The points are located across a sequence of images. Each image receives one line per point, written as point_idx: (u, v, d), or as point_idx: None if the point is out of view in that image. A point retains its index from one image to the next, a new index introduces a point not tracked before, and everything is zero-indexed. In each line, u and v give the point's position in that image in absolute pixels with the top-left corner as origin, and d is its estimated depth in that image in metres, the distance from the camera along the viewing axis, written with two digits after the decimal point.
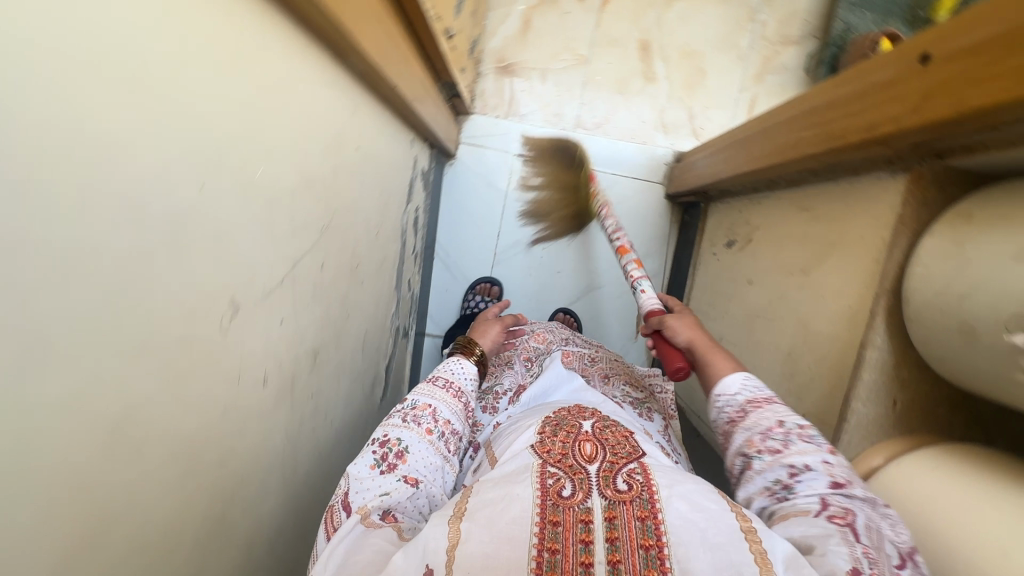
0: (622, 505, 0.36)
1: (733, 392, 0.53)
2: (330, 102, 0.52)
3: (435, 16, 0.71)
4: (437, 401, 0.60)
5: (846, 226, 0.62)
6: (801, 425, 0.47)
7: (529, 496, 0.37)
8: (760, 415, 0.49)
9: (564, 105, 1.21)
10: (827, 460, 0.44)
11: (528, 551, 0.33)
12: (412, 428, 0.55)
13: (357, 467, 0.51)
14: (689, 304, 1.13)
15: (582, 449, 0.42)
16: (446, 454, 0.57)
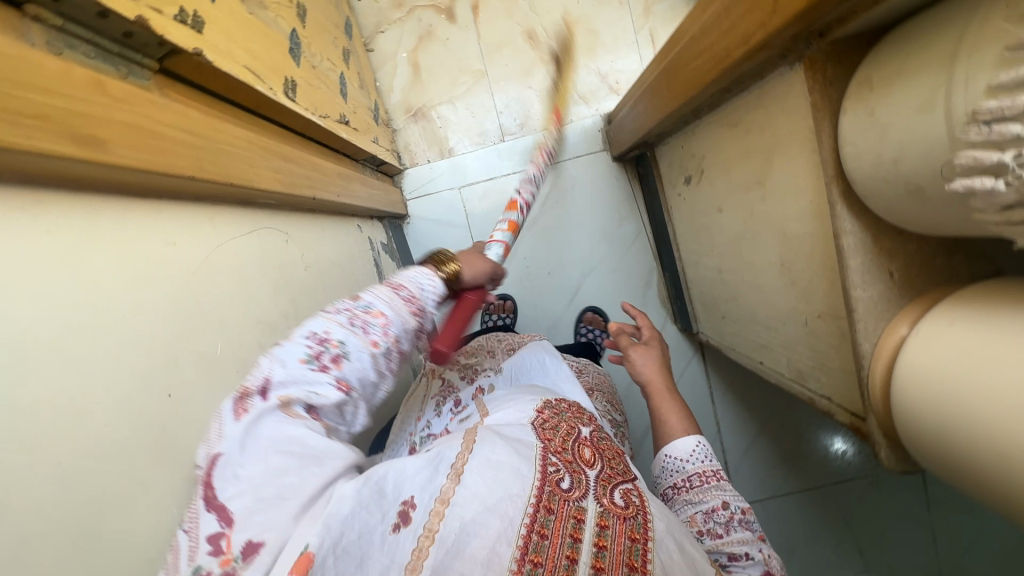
0: (616, 519, 0.41)
1: (684, 456, 0.60)
2: (259, 245, 0.54)
3: (322, 115, 0.73)
4: (393, 313, 0.52)
5: (775, 128, 0.62)
6: (743, 509, 0.55)
7: (531, 476, 0.41)
8: (705, 491, 0.57)
9: (483, 122, 1.22)
10: (762, 548, 0.52)
11: (518, 528, 0.37)
12: (358, 334, 0.48)
13: (290, 348, 0.46)
14: (679, 248, 1.11)
15: (582, 453, 0.47)
16: (386, 370, 0.51)
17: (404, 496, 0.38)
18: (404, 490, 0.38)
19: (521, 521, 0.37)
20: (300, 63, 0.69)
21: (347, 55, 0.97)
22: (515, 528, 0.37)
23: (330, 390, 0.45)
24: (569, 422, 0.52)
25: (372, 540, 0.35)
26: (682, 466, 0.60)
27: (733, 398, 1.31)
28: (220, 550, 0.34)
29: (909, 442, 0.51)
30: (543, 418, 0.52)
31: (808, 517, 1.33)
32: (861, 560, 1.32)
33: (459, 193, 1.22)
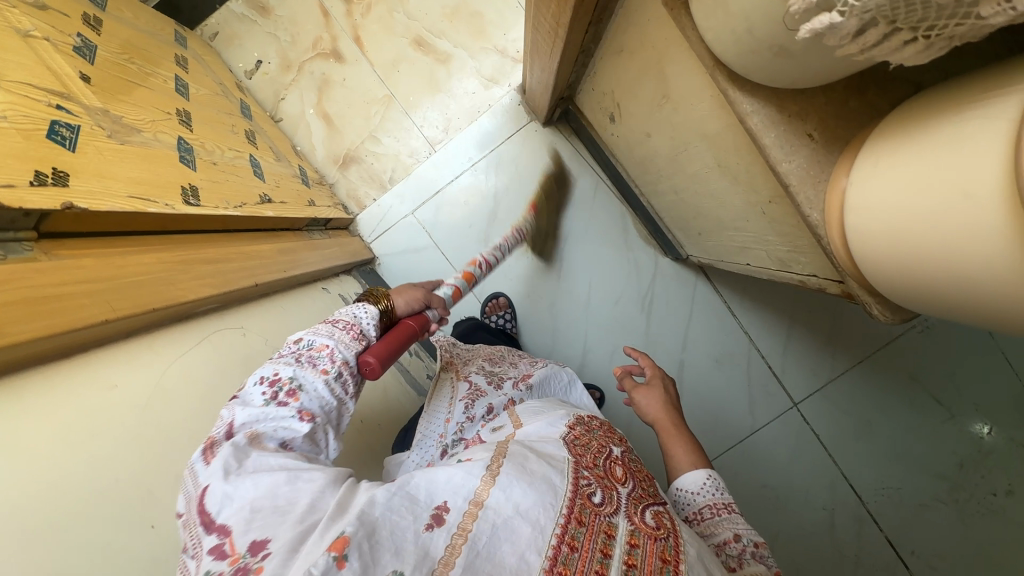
0: (646, 539, 0.47)
1: (693, 490, 0.63)
2: (215, 349, 0.56)
3: (239, 204, 0.74)
4: (334, 340, 0.55)
5: (653, 39, 0.60)
6: (756, 543, 0.58)
7: (565, 489, 0.47)
8: (718, 523, 0.60)
9: (409, 141, 1.22)
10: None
11: (550, 536, 0.43)
12: (307, 368, 0.52)
13: (246, 399, 0.48)
14: (637, 184, 1.09)
15: (614, 473, 0.55)
16: (342, 395, 0.53)
17: (437, 500, 0.43)
18: (438, 495, 0.44)
19: (554, 530, 0.43)
20: (196, 165, 0.71)
21: (252, 136, 0.98)
22: (548, 534, 0.43)
23: (293, 422, 0.48)
24: (602, 442, 0.61)
25: (407, 535, 0.40)
26: (692, 498, 0.63)
27: (753, 303, 1.27)
28: (225, 555, 0.37)
29: (889, 289, 0.49)
30: (575, 433, 0.60)
31: (872, 387, 1.29)
32: (940, 408, 1.28)
33: (415, 216, 1.22)
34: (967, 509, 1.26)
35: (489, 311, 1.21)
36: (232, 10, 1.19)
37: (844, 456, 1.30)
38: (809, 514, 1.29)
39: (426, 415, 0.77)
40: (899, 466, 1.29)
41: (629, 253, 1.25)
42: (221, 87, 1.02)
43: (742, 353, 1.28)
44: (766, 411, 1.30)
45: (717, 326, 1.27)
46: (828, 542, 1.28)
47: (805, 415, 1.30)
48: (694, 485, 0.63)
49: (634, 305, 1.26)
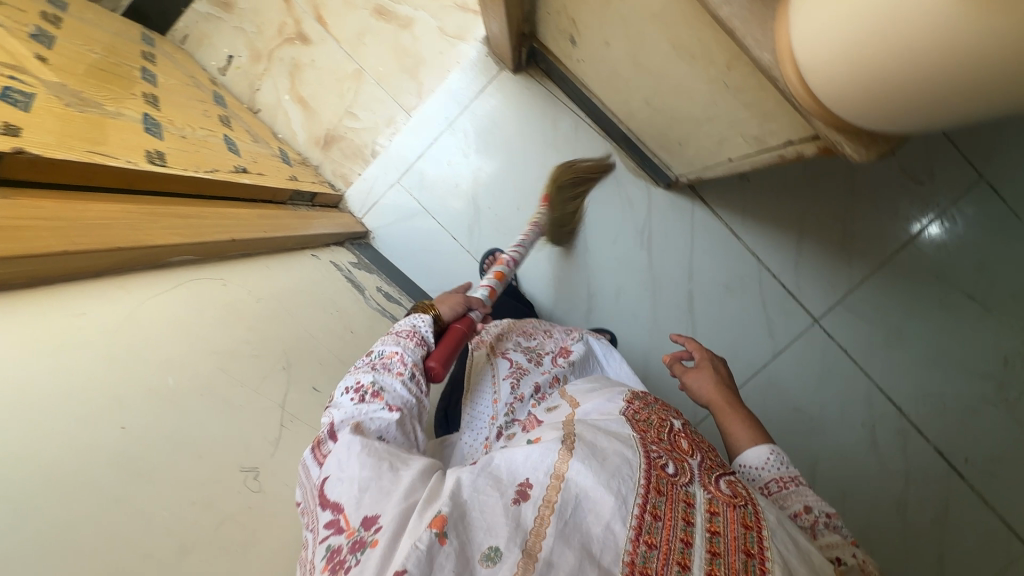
0: (725, 506, 0.48)
1: (759, 464, 0.61)
2: (197, 293, 0.58)
3: (211, 169, 0.76)
4: (401, 346, 0.63)
5: None
6: (828, 514, 0.56)
7: (641, 461, 0.48)
8: (789, 496, 0.58)
9: (386, 111, 1.23)
10: (856, 555, 0.52)
11: (634, 505, 0.44)
12: (385, 373, 0.59)
13: (338, 406, 0.57)
14: (613, 113, 1.07)
15: (681, 445, 0.56)
16: (419, 393, 0.61)
17: (519, 478, 0.46)
18: (519, 473, 0.47)
19: (634, 500, 0.45)
20: (164, 136, 0.73)
21: (227, 121, 1.00)
22: (631, 503, 0.44)
23: (383, 413, 0.55)
24: (662, 416, 0.62)
25: (495, 511, 0.43)
26: (760, 472, 0.61)
27: (758, 224, 1.22)
28: (344, 529, 0.44)
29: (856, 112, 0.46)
30: (634, 410, 0.61)
31: (898, 292, 1.23)
32: (976, 303, 1.22)
33: (401, 184, 1.24)
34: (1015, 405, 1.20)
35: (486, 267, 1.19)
36: (198, 10, 1.22)
37: (877, 369, 1.25)
38: (847, 433, 1.25)
39: (471, 400, 0.75)
40: (938, 371, 1.23)
41: (621, 190, 1.22)
42: (193, 80, 1.04)
43: (753, 276, 1.24)
44: (787, 334, 1.25)
45: (723, 252, 1.23)
46: (872, 460, 1.24)
47: (830, 332, 1.25)
48: (761, 457, 0.61)
49: (635, 244, 1.24)
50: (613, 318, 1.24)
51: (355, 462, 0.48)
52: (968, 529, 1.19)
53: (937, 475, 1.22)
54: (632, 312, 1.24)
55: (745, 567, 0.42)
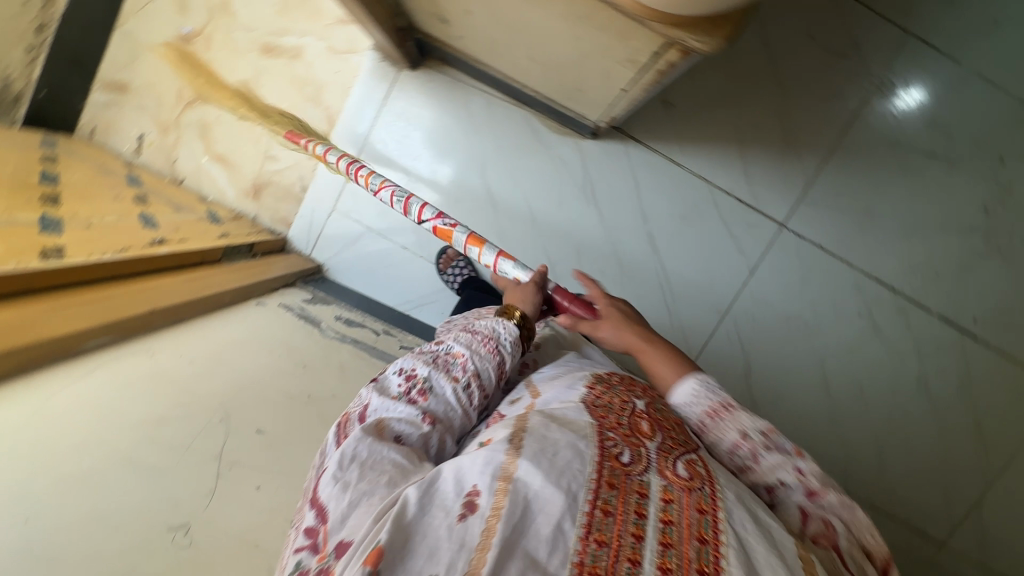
0: (681, 491, 0.46)
1: (691, 405, 0.62)
2: (118, 371, 0.59)
3: (122, 248, 0.77)
4: (470, 349, 0.59)
5: None
6: (764, 433, 0.57)
7: (592, 455, 0.46)
8: (725, 428, 0.59)
9: (303, 144, 1.23)
10: (797, 468, 0.55)
11: (583, 504, 0.42)
12: (444, 375, 0.57)
13: (384, 387, 0.56)
14: (514, 79, 1.05)
15: (640, 427, 0.53)
16: (469, 404, 0.57)
17: (467, 487, 0.42)
18: (467, 482, 0.43)
19: (584, 497, 0.43)
20: (65, 231, 0.73)
21: (144, 199, 1.01)
22: (580, 502, 0.42)
23: (413, 419, 0.53)
24: (624, 396, 0.58)
25: (442, 530, 0.39)
26: (692, 413, 0.61)
27: (697, 146, 1.19)
28: (319, 549, 0.42)
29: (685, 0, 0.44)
30: (596, 391, 0.57)
31: (858, 172, 1.19)
32: (937, 161, 1.19)
33: (338, 210, 1.24)
34: (996, 250, 1.20)
35: (443, 265, 1.22)
36: (95, 100, 1.22)
37: (856, 255, 1.22)
38: (842, 325, 1.25)
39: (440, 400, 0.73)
40: (917, 239, 1.21)
41: (552, 152, 1.20)
42: (102, 171, 1.05)
43: (707, 199, 1.21)
44: (757, 247, 1.23)
45: (670, 184, 1.21)
46: (876, 342, 1.25)
47: (800, 232, 1.22)
48: (691, 397, 0.62)
49: (580, 202, 1.22)
50: (581, 279, 1.24)
51: (354, 467, 0.46)
52: (976, 376, 1.25)
53: (938, 338, 1.24)
54: (597, 268, 1.23)
55: (699, 554, 0.42)
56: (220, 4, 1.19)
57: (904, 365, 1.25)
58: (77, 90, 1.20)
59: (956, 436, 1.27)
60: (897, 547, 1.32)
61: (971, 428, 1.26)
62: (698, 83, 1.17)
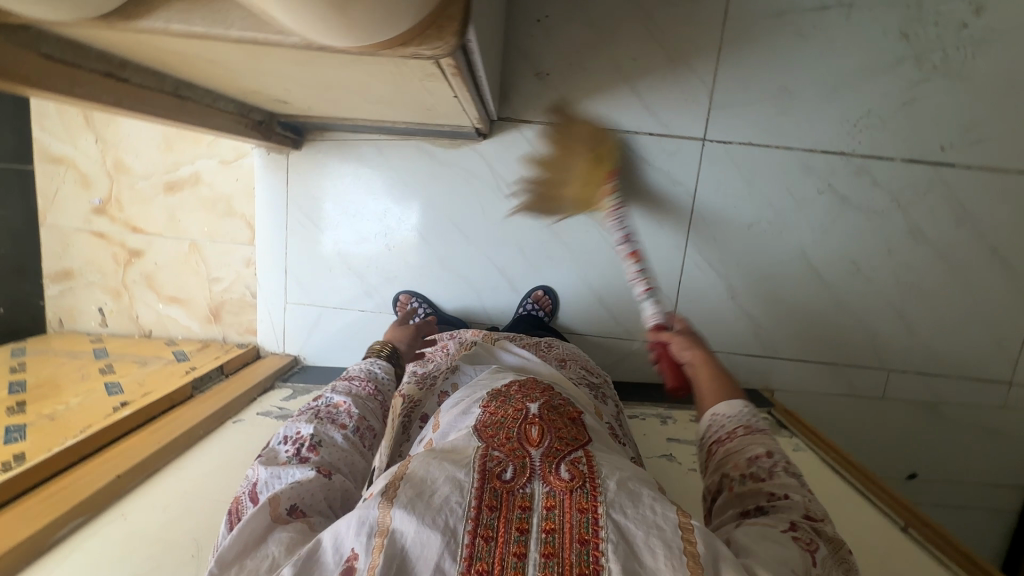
0: (563, 495, 0.47)
1: (734, 416, 0.68)
2: (89, 549, 0.64)
3: (83, 428, 0.83)
4: (346, 399, 0.73)
5: (125, 44, 0.58)
6: (789, 463, 0.60)
7: (471, 481, 0.48)
8: (750, 443, 0.62)
9: (236, 257, 1.28)
10: (806, 497, 0.55)
11: (462, 535, 0.43)
12: (328, 427, 0.68)
13: (275, 458, 0.63)
14: (381, 120, 1.06)
15: (528, 435, 0.54)
16: (357, 444, 0.68)
17: (346, 553, 0.44)
18: (346, 547, 0.44)
19: (464, 529, 0.44)
20: (28, 435, 0.80)
21: (109, 367, 1.09)
22: (460, 535, 0.43)
23: (307, 473, 0.60)
24: (518, 406, 0.59)
25: None
26: (727, 424, 0.67)
27: (588, 102, 1.16)
28: None
29: (374, 22, 0.43)
30: (490, 412, 0.59)
31: (756, 57, 1.13)
32: (833, 9, 1.11)
33: (291, 302, 1.28)
34: (935, 70, 1.11)
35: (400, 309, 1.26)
36: (51, 295, 1.31)
37: (791, 137, 1.16)
38: (808, 209, 1.18)
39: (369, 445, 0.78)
40: (845, 95, 1.13)
41: (454, 167, 1.21)
42: (71, 357, 1.14)
43: (619, 148, 1.18)
44: (687, 173, 1.18)
45: (581, 149, 1.18)
46: (851, 212, 1.18)
47: (724, 140, 1.17)
48: (738, 412, 0.67)
49: (501, 201, 1.22)
50: (535, 272, 1.25)
51: (240, 563, 0.49)
52: (967, 203, 1.16)
53: (910, 183, 1.16)
54: (546, 256, 1.24)
55: (580, 556, 0.42)
56: (113, 165, 1.25)
57: (887, 222, 1.18)
58: (29, 293, 1.29)
59: (975, 270, 1.19)
60: (958, 402, 1.24)
61: (989, 253, 1.18)
62: (562, 43, 1.14)
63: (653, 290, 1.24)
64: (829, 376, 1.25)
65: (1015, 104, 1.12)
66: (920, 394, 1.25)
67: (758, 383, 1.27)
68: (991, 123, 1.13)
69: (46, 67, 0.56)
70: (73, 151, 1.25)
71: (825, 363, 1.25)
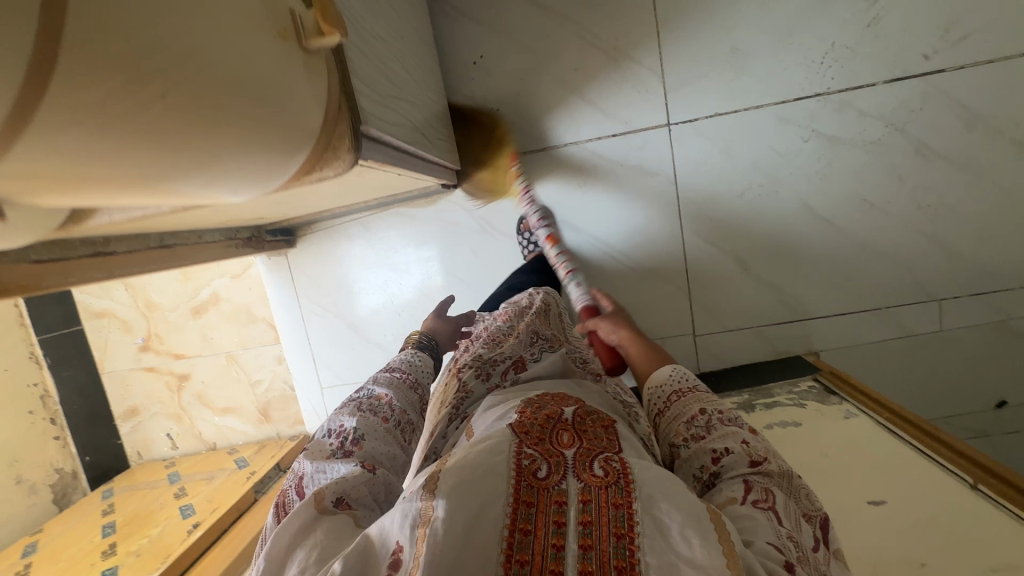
0: (598, 491, 0.46)
1: (669, 379, 0.75)
2: None
3: (163, 558, 0.92)
4: (389, 391, 0.79)
5: (98, 230, 0.65)
6: (722, 412, 0.65)
7: (509, 472, 0.46)
8: (687, 408, 0.68)
9: (268, 358, 1.37)
10: (744, 443, 0.59)
11: (501, 528, 0.43)
12: (370, 419, 0.72)
13: (321, 452, 0.67)
14: (355, 202, 1.12)
15: (561, 437, 0.52)
16: (393, 439, 0.72)
17: (395, 544, 0.43)
18: (395, 538, 0.43)
19: (505, 519, 0.43)
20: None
21: (181, 491, 1.19)
22: (500, 524, 0.43)
23: (351, 466, 0.63)
24: (552, 410, 0.57)
25: None
26: (666, 390, 0.74)
27: (544, 125, 1.16)
28: None
29: (271, 172, 0.45)
30: (524, 416, 0.56)
31: (697, 29, 1.10)
32: None
33: (325, 387, 1.35)
34: None
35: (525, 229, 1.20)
36: (125, 432, 1.45)
37: (758, 95, 1.11)
38: (798, 160, 1.12)
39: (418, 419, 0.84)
40: (802, 36, 1.08)
41: (437, 222, 1.24)
42: (150, 488, 1.26)
43: (586, 157, 1.17)
44: (662, 163, 1.16)
45: (563, 166, 1.18)
46: (846, 149, 1.11)
47: (689, 119, 1.13)
48: (668, 375, 0.75)
49: (489, 241, 1.24)
50: None
51: (295, 548, 0.51)
52: (971, 103, 1.07)
53: (902, 102, 1.08)
54: None
55: (616, 551, 0.41)
56: (146, 305, 1.38)
57: (889, 149, 1.10)
58: (107, 436, 1.43)
59: (1004, 169, 1.08)
60: None
61: (1015, 146, 1.07)
62: (501, 78, 1.15)
63: (662, 284, 1.20)
64: (874, 322, 1.17)
65: None
66: (983, 316, 1.14)
67: (800, 349, 1.20)
68: (971, 16, 1.04)
69: (41, 270, 0.64)
70: (111, 303, 1.39)
71: (867, 311, 1.17)
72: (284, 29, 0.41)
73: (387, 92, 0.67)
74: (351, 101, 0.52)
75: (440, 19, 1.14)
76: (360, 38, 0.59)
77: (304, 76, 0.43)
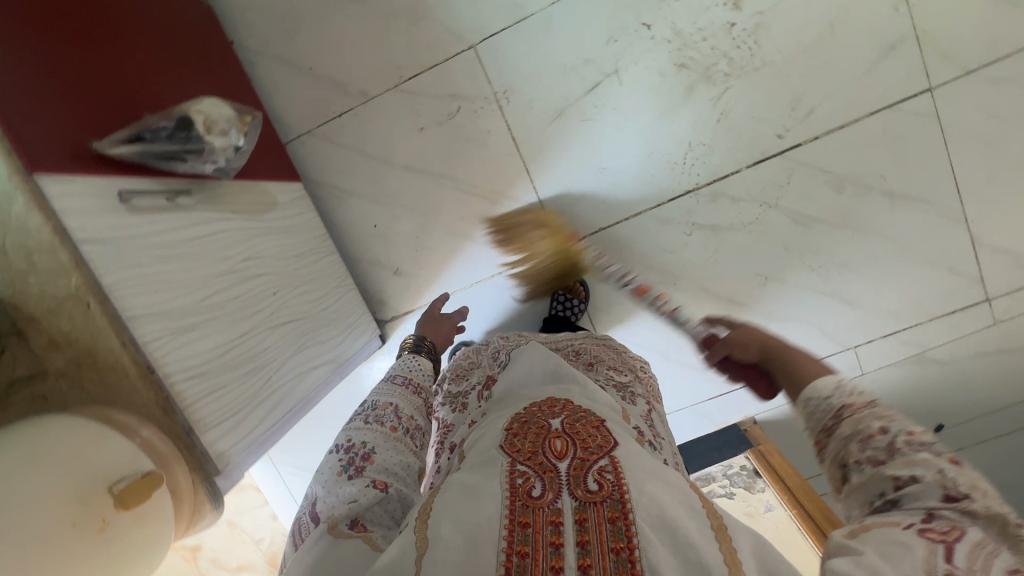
0: (592, 507, 0.47)
1: (836, 394, 0.54)
2: None
3: None
4: (392, 401, 0.75)
5: None
6: (909, 430, 0.47)
7: (501, 490, 0.49)
8: (861, 420, 0.50)
9: (265, 516, 1.50)
10: (942, 469, 0.43)
11: (498, 552, 0.44)
12: (379, 430, 0.69)
13: (331, 472, 0.63)
14: None
15: (554, 449, 0.53)
16: (404, 452, 0.68)
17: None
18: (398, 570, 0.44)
19: (501, 533, 0.45)
20: None
21: None
22: (498, 540, 0.45)
23: (366, 488, 0.59)
24: (540, 421, 0.57)
25: None
26: (828, 404, 0.54)
27: (447, 271, 1.24)
28: None
29: None
30: (513, 430, 0.57)
31: (562, 159, 1.15)
32: (604, 81, 1.11)
33: None
34: (728, 77, 1.08)
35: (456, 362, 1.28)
36: None
37: (633, 202, 1.16)
38: (688, 251, 1.18)
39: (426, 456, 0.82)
40: (660, 143, 1.13)
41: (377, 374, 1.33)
42: None
43: (495, 291, 1.24)
44: (561, 276, 1.22)
45: (481, 300, 1.25)
46: (729, 231, 1.16)
47: (578, 238, 1.19)
48: (836, 388, 0.54)
49: None
50: None
51: None
52: (835, 168, 1.11)
53: (769, 181, 1.12)
54: None
55: (617, 566, 0.43)
56: None
57: (770, 226, 1.15)
58: None
59: (882, 221, 1.12)
60: (943, 343, 1.17)
61: (887, 199, 1.11)
62: (399, 240, 1.23)
63: None
64: None
65: (825, 60, 1.06)
66: (899, 353, 1.18)
67: (736, 418, 1.27)
68: (815, 90, 1.08)
69: None
70: None
71: None
72: (102, 518, 0.48)
73: (258, 386, 0.75)
74: (197, 461, 0.62)
75: (328, 203, 1.22)
76: (213, 373, 0.67)
77: (137, 530, 0.50)
